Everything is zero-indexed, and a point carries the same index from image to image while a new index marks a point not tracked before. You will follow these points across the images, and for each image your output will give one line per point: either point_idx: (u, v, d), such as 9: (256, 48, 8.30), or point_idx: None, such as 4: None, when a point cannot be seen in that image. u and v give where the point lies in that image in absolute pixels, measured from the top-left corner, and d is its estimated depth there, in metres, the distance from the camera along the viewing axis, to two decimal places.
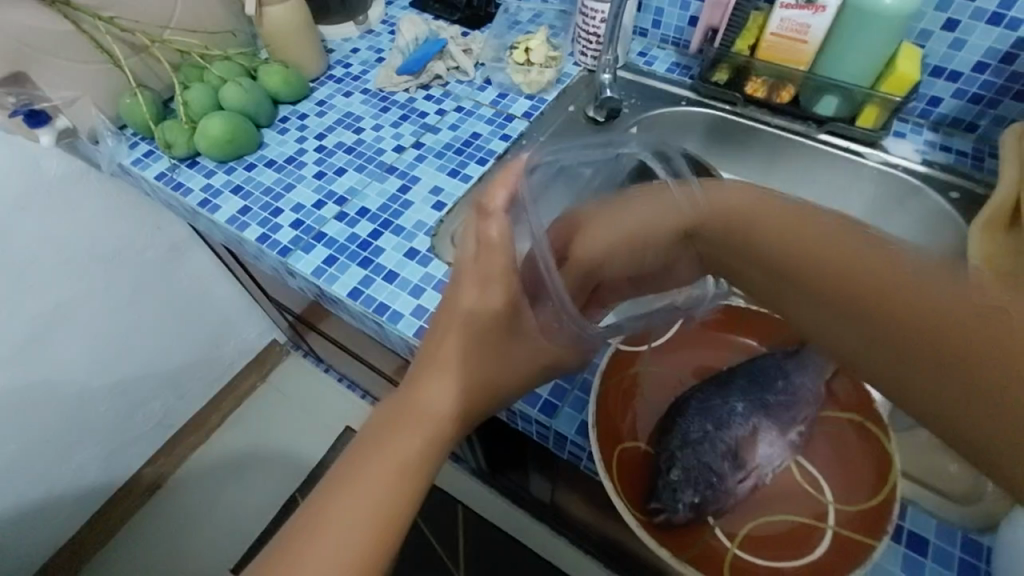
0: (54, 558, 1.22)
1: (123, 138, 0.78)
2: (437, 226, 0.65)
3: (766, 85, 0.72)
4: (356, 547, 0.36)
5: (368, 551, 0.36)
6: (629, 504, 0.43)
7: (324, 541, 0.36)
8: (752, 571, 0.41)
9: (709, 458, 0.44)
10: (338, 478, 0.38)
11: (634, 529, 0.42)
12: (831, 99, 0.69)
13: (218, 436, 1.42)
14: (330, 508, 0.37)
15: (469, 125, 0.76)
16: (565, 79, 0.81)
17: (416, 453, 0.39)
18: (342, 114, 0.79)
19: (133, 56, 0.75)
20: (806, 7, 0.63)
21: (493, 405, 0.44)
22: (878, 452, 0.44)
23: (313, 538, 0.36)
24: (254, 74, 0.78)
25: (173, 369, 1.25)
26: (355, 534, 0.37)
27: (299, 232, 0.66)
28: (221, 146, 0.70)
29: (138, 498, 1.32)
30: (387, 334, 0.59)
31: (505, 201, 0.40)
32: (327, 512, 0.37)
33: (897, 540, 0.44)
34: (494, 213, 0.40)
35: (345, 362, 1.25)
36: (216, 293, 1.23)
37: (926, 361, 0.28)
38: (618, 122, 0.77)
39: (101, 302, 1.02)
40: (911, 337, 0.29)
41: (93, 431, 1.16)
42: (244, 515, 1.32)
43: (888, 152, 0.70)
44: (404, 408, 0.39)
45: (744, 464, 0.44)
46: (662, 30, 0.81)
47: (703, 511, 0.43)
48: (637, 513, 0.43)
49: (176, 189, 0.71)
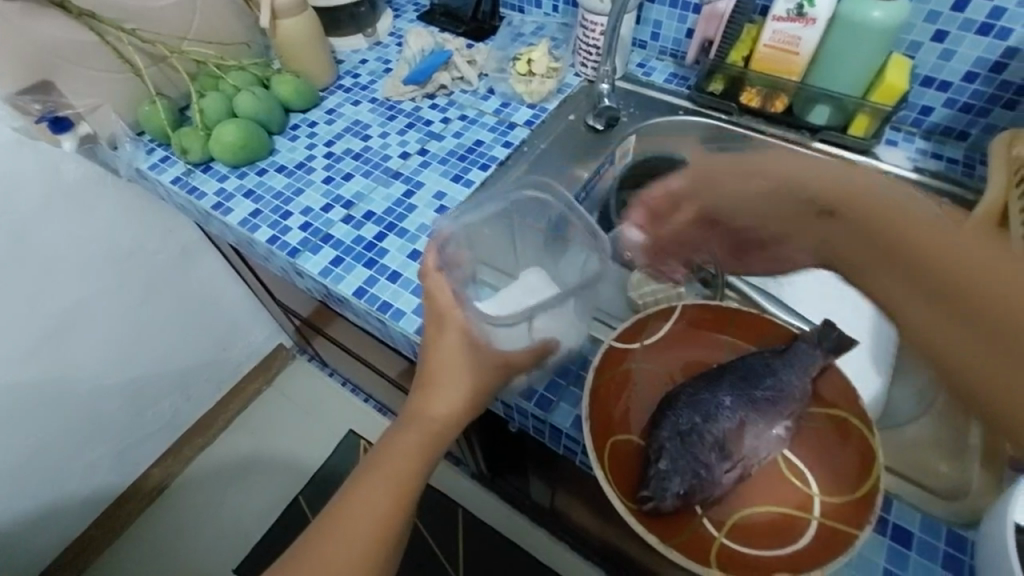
0: (62, 556, 1.24)
1: (141, 144, 0.81)
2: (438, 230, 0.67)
3: (760, 95, 0.74)
4: (382, 516, 0.44)
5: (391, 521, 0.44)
6: (620, 494, 0.45)
7: (355, 518, 0.43)
8: (739, 558, 0.43)
9: (696, 451, 0.45)
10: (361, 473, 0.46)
11: (623, 516, 0.44)
12: (823, 108, 0.71)
13: (224, 438, 1.44)
14: (355, 494, 0.44)
15: (473, 133, 0.79)
16: (566, 89, 0.84)
17: (421, 444, 0.47)
18: (350, 122, 0.82)
19: (153, 66, 0.78)
20: (797, 20, 0.66)
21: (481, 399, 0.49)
22: (862, 446, 0.45)
23: (342, 516, 0.43)
24: (266, 83, 0.81)
25: (182, 370, 1.27)
26: (377, 507, 0.44)
27: (307, 234, 0.68)
28: (234, 151, 0.73)
29: (146, 498, 1.34)
30: (391, 332, 0.62)
31: (436, 262, 0.52)
32: (352, 498, 0.44)
33: (881, 532, 0.45)
34: (428, 273, 0.51)
35: (350, 365, 1.28)
36: (226, 295, 1.25)
37: (959, 317, 0.34)
38: (616, 130, 0.80)
39: (115, 302, 1.05)
40: (947, 306, 0.35)
41: (105, 429, 1.18)
42: (249, 516, 1.34)
43: (879, 159, 0.72)
44: (413, 413, 0.48)
45: (729, 455, 0.45)
46: (660, 42, 0.84)
47: (691, 500, 0.44)
48: (627, 502, 0.44)
49: (191, 193, 0.74)
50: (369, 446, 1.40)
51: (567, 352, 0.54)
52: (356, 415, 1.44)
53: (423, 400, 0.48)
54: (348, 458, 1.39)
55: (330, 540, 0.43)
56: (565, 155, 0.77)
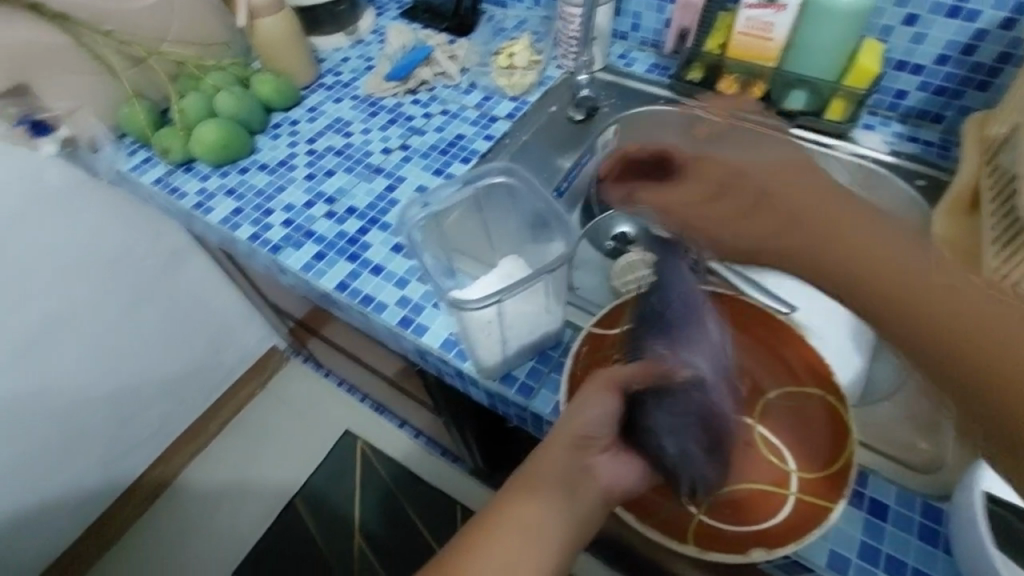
0: (55, 565, 1.22)
1: (122, 146, 0.81)
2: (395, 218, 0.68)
3: (739, 82, 0.74)
4: (565, 467, 0.43)
5: (563, 458, 0.43)
6: (642, 518, 0.44)
7: (551, 463, 0.43)
8: (715, 535, 0.43)
9: (667, 400, 0.42)
10: (542, 455, 0.43)
11: (627, 516, 0.44)
12: (799, 93, 0.72)
13: (219, 441, 1.43)
14: (546, 454, 0.43)
15: (455, 127, 0.79)
16: (548, 81, 0.84)
17: (593, 419, 0.43)
18: (332, 119, 0.82)
19: (132, 68, 0.78)
20: (769, 6, 0.68)
21: (582, 419, 0.43)
22: (818, 437, 0.46)
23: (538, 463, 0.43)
24: (247, 82, 0.81)
25: (174, 376, 1.27)
26: (564, 460, 0.43)
27: (289, 230, 0.69)
28: (215, 151, 0.73)
29: (140, 504, 1.32)
30: (373, 325, 0.62)
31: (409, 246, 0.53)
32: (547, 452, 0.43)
33: (858, 507, 0.46)
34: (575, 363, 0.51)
35: (344, 365, 1.29)
36: (216, 298, 1.25)
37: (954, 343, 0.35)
38: (597, 120, 0.80)
39: (101, 306, 1.04)
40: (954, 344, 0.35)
41: (96, 436, 1.17)
42: (245, 520, 1.33)
43: (857, 143, 0.72)
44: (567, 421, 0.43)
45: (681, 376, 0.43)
46: (641, 33, 0.84)
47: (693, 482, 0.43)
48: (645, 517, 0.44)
49: (172, 193, 0.74)
50: (366, 447, 1.40)
51: (547, 337, 0.54)
52: (352, 416, 1.44)
53: (575, 414, 0.43)
54: (344, 459, 1.39)
55: (552, 470, 0.43)
56: (549, 145, 0.78)
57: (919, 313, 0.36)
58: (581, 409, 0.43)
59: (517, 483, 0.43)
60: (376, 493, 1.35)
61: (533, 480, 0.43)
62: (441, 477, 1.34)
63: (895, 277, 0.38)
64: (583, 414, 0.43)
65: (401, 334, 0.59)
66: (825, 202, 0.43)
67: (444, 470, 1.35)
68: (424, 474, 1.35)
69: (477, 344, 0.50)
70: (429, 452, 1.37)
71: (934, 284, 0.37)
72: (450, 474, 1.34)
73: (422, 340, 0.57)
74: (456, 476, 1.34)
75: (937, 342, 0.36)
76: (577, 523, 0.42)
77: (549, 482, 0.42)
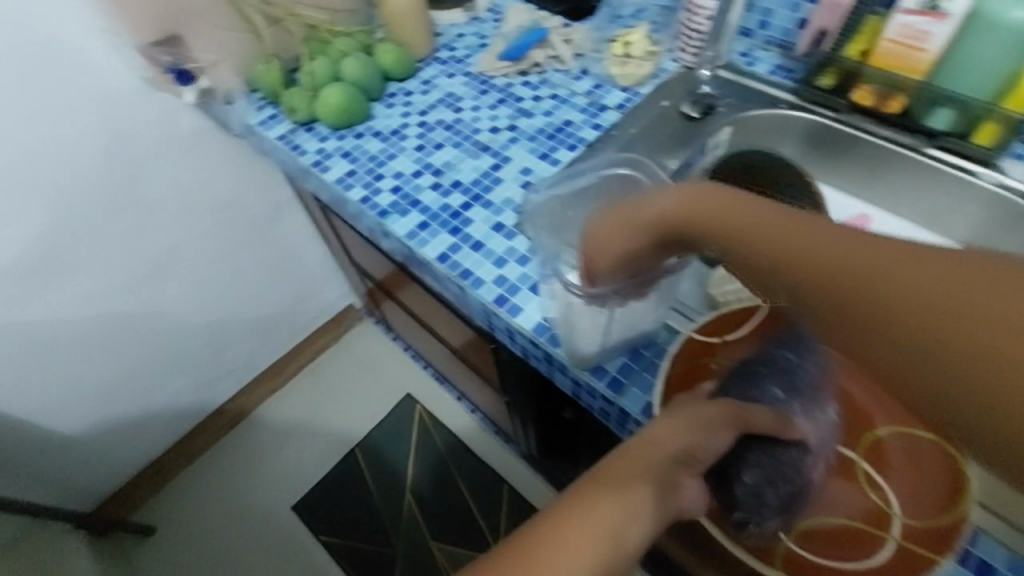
0: (143, 472, 1.35)
1: (251, 101, 0.86)
2: (500, 197, 0.69)
3: (875, 94, 0.70)
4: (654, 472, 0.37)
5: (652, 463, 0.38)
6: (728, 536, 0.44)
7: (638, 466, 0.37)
8: (804, 563, 0.44)
9: (777, 450, 0.44)
10: (626, 456, 0.38)
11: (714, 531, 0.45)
12: (945, 112, 0.66)
13: (291, 385, 1.52)
14: (631, 457, 0.38)
15: (563, 112, 0.79)
16: (663, 74, 0.82)
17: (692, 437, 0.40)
18: (444, 94, 0.84)
19: (270, 27, 0.83)
20: (929, 14, 0.62)
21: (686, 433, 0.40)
22: (935, 487, 0.45)
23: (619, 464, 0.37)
24: (370, 51, 0.84)
25: (261, 318, 1.36)
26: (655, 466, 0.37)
27: (397, 197, 0.71)
28: (336, 114, 0.77)
29: (218, 430, 1.44)
30: (467, 298, 0.63)
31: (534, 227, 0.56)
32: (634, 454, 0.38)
33: (964, 565, 0.44)
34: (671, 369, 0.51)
35: (413, 330, 1.34)
36: (306, 251, 1.33)
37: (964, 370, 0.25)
38: (712, 119, 0.77)
39: (209, 245, 1.13)
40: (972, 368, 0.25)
41: (191, 362, 1.28)
42: (307, 461, 1.42)
43: (1005, 174, 0.66)
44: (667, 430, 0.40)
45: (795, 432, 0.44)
46: (768, 31, 0.80)
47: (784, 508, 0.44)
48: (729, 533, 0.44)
49: (294, 150, 0.79)
50: (423, 412, 1.46)
51: (644, 336, 0.55)
52: (414, 381, 1.50)
53: (672, 428, 0.40)
54: (403, 420, 1.45)
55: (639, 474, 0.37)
56: (656, 143, 0.75)
57: (905, 304, 0.27)
58: (681, 423, 0.41)
59: (594, 479, 0.36)
60: (428, 458, 1.40)
61: (619, 478, 0.36)
62: (491, 453, 1.38)
63: (877, 263, 0.28)
64: (710, 442, 0.41)
65: (496, 312, 0.60)
66: (703, 198, 0.36)
67: (495, 446, 1.38)
68: (476, 447, 1.39)
69: (578, 333, 0.51)
70: (483, 427, 1.41)
71: (908, 287, 0.27)
72: (501, 451, 1.38)
73: (516, 320, 0.59)
74: (506, 454, 1.37)
75: (921, 342, 0.26)
76: (662, 529, 0.37)
77: (647, 477, 0.37)
